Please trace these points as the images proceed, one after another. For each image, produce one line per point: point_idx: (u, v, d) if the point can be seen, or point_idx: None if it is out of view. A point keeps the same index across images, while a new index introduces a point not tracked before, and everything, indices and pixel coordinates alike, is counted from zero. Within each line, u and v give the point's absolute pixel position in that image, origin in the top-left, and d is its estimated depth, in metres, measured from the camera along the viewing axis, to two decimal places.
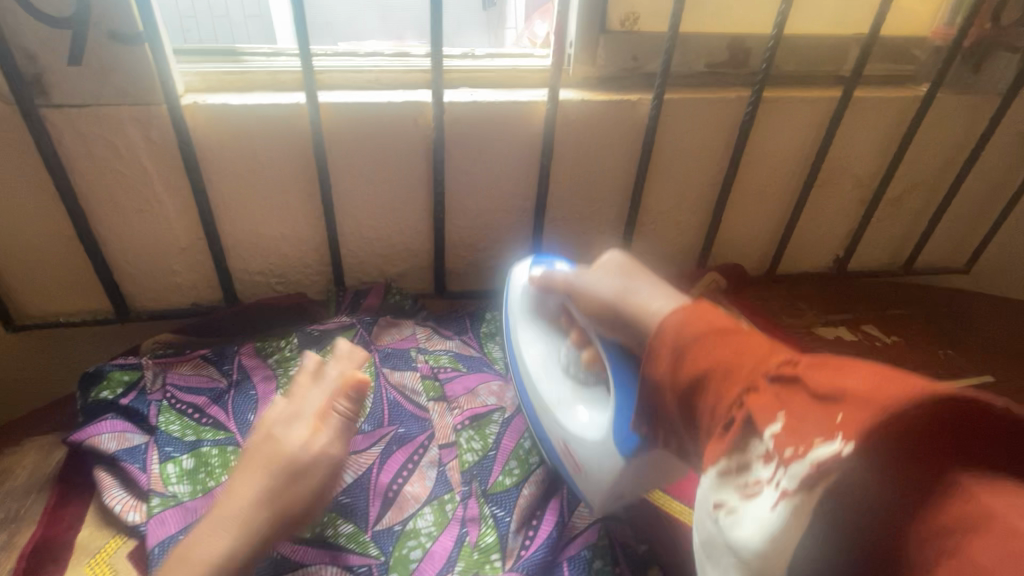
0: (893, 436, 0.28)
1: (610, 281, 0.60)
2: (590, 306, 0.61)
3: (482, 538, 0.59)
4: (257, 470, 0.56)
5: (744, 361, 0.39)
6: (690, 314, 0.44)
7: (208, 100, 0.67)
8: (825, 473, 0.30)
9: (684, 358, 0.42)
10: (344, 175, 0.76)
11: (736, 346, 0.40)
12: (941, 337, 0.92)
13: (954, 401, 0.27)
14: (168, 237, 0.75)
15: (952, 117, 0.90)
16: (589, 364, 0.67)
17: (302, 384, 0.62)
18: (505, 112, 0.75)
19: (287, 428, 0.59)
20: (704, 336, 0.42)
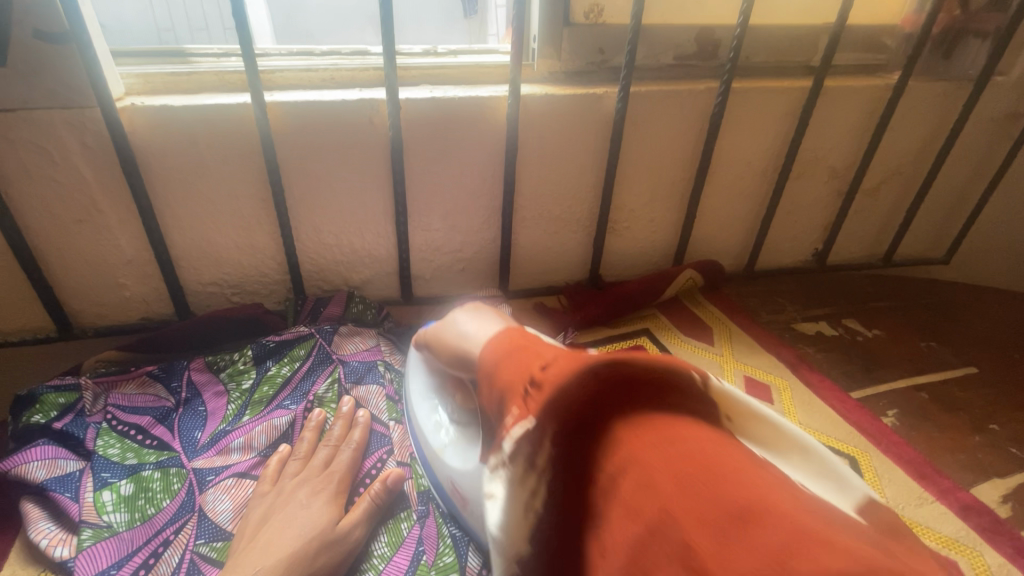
0: (573, 412, 0.34)
1: (459, 323, 0.57)
2: (446, 354, 0.58)
3: (439, 557, 0.55)
4: (286, 541, 0.50)
5: (515, 373, 0.39)
6: (503, 340, 0.45)
7: (149, 102, 0.64)
8: (526, 439, 0.35)
9: (495, 378, 0.42)
10: (298, 178, 0.72)
11: (516, 358, 0.41)
12: (925, 329, 0.90)
13: (616, 371, 0.34)
14: (111, 248, 0.70)
15: (926, 105, 0.89)
16: (463, 406, 0.59)
17: (319, 449, 0.61)
18: (467, 109, 0.72)
19: (308, 499, 0.55)
20: (504, 358, 0.42)
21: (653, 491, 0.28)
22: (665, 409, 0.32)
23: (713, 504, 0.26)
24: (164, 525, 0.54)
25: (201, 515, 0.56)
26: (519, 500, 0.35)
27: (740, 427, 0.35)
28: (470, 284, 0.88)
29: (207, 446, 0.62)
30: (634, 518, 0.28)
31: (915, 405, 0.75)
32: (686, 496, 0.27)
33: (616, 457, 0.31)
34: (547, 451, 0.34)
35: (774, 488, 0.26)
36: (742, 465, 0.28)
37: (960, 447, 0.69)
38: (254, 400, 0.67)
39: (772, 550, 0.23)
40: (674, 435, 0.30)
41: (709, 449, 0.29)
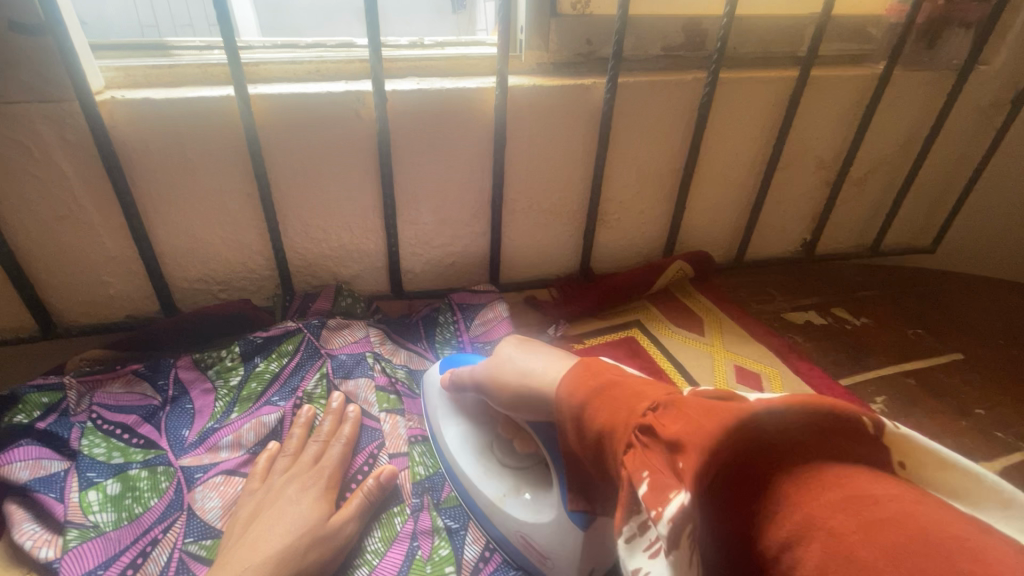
0: (723, 469, 0.33)
1: (513, 361, 0.55)
2: (502, 395, 0.55)
3: (435, 551, 0.56)
4: (277, 536, 0.50)
5: (618, 418, 0.40)
6: (578, 374, 0.46)
7: (129, 94, 0.62)
8: (683, 516, 0.31)
9: (585, 422, 0.43)
10: (284, 172, 0.71)
11: (613, 403, 0.41)
12: (912, 317, 0.91)
13: (749, 430, 0.33)
14: (94, 245, 0.69)
15: (911, 95, 0.89)
16: (521, 448, 0.59)
17: (308, 445, 0.60)
18: (454, 100, 0.72)
19: (298, 495, 0.54)
20: (591, 400, 0.43)
21: (828, 536, 0.28)
22: (842, 462, 0.32)
23: (925, 560, 0.24)
24: (152, 524, 0.54)
25: (190, 514, 0.55)
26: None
27: (920, 477, 0.33)
28: (461, 278, 0.88)
29: (195, 444, 0.61)
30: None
31: (903, 391, 0.76)
32: (876, 551, 0.26)
33: (788, 525, 0.30)
34: (706, 527, 0.31)
35: (998, 547, 0.25)
36: (955, 527, 0.26)
37: (947, 432, 0.70)
38: (242, 397, 0.66)
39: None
40: (848, 484, 0.30)
41: (890, 495, 0.29)
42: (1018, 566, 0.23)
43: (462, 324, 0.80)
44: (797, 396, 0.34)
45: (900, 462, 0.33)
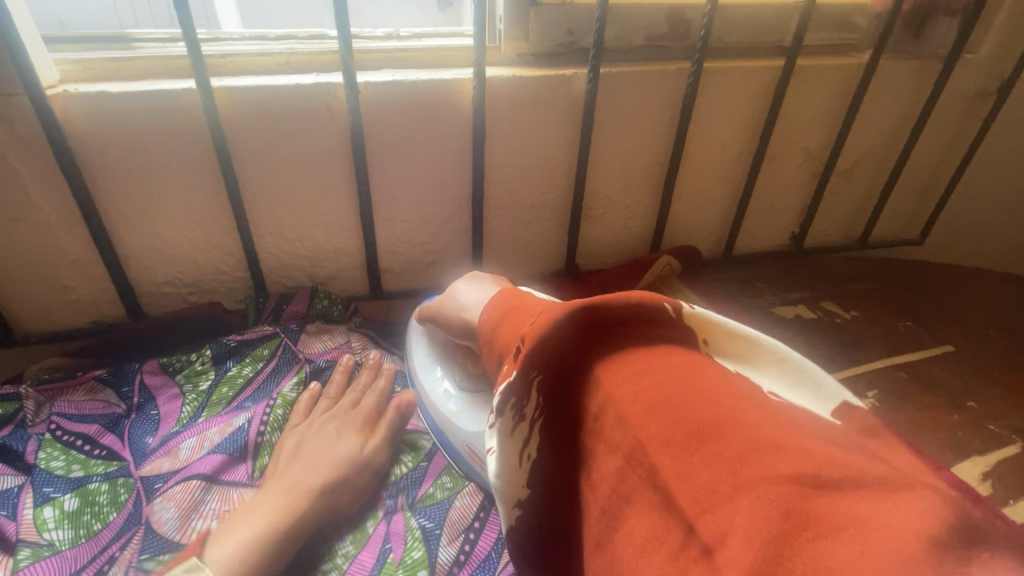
0: (561, 361, 0.39)
1: (464, 295, 0.60)
2: (455, 327, 0.61)
3: (407, 554, 0.53)
4: (323, 462, 0.56)
5: (512, 330, 0.44)
6: (498, 302, 0.48)
7: (84, 88, 0.59)
8: (515, 390, 0.38)
9: (495, 339, 0.45)
10: (254, 169, 0.68)
11: (511, 320, 0.45)
12: (903, 309, 0.90)
13: (585, 325, 0.39)
14: (53, 248, 0.66)
15: (898, 84, 0.88)
16: (472, 373, 0.63)
17: (347, 390, 0.66)
18: (430, 93, 0.69)
19: (338, 431, 0.60)
20: (501, 321, 0.46)
21: (622, 414, 0.35)
22: (647, 345, 0.39)
23: (674, 421, 0.34)
24: (111, 541, 0.51)
25: (147, 527, 0.52)
26: (517, 444, 0.39)
27: (717, 348, 0.42)
28: (443, 276, 0.85)
29: (156, 450, 0.58)
30: (613, 451, 0.35)
31: (894, 385, 0.74)
32: (651, 417, 0.34)
33: (597, 402, 0.37)
34: (536, 400, 0.38)
35: (729, 400, 0.34)
36: (705, 387, 0.35)
37: (939, 426, 0.68)
38: (212, 401, 0.63)
39: (705, 448, 0.32)
40: (650, 368, 0.37)
41: (682, 377, 0.36)
42: (736, 414, 0.33)
43: None
44: (629, 304, 0.41)
45: (702, 338, 0.42)
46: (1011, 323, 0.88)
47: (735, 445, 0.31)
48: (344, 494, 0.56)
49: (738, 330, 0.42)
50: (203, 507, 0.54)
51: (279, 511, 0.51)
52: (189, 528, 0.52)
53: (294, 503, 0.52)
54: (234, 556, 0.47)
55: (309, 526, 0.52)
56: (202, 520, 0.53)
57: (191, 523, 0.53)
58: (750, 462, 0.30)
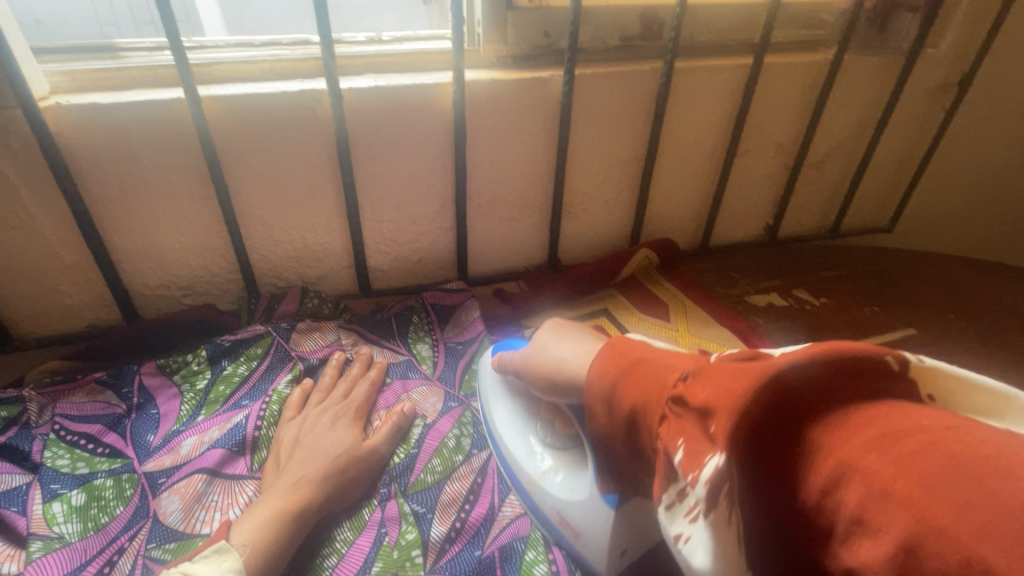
0: (755, 427, 0.33)
1: (550, 349, 0.59)
2: (537, 379, 0.59)
3: (402, 536, 0.56)
4: (321, 455, 0.58)
5: (652, 390, 0.40)
6: (608, 356, 0.46)
7: (75, 100, 0.61)
8: (711, 471, 0.33)
9: (614, 401, 0.43)
10: (242, 174, 0.70)
11: (641, 377, 0.42)
12: (871, 295, 0.94)
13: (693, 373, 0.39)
14: (48, 255, 0.68)
15: (864, 78, 0.91)
16: (560, 431, 0.61)
17: (339, 383, 0.69)
18: (412, 97, 0.72)
19: (332, 423, 0.63)
20: (623, 379, 0.43)
21: (867, 478, 0.29)
22: (860, 400, 0.32)
23: (818, 433, 0.32)
24: (119, 532, 0.54)
25: (152, 518, 0.55)
26: (722, 530, 0.34)
27: (950, 402, 0.34)
28: (429, 274, 0.88)
29: (159, 447, 0.60)
30: (874, 536, 0.28)
31: None
32: (782, 431, 0.33)
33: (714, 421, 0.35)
34: (707, 476, 0.34)
35: (842, 400, 0.33)
36: (832, 391, 0.33)
37: None
38: (209, 399, 0.66)
39: (863, 463, 0.29)
40: (875, 420, 0.31)
41: (914, 426, 0.30)
42: (874, 422, 0.31)
43: (436, 323, 0.81)
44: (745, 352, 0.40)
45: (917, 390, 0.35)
46: (971, 306, 0.92)
47: (894, 451, 0.29)
48: (345, 485, 0.58)
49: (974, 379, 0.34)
50: (205, 499, 0.57)
51: (288, 501, 0.54)
52: (193, 519, 0.55)
53: (298, 495, 0.54)
54: (252, 527, 0.50)
55: (313, 516, 0.55)
56: (205, 511, 0.56)
57: (194, 514, 0.56)
58: (924, 460, 0.28)
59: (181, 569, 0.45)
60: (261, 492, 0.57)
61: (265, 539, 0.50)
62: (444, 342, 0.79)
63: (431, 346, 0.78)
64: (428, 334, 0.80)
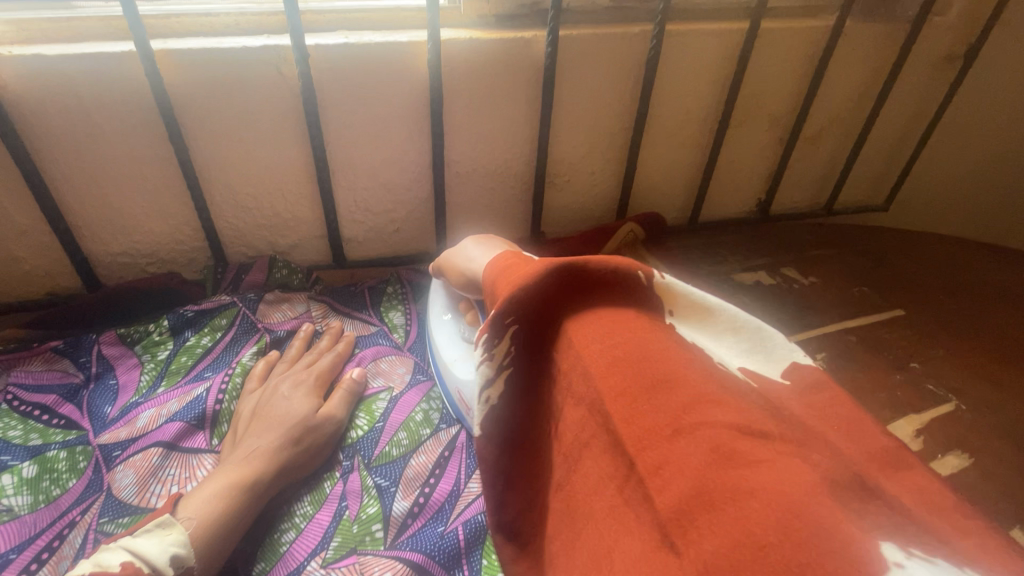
0: (536, 314, 0.41)
1: (467, 250, 0.61)
2: (456, 277, 0.61)
3: (363, 510, 0.55)
4: (274, 427, 0.57)
5: (505, 282, 0.43)
6: (502, 262, 0.46)
7: (19, 51, 0.57)
8: (492, 333, 0.41)
9: (492, 295, 0.45)
10: (204, 136, 0.67)
11: (509, 273, 0.44)
12: (860, 275, 0.92)
13: (568, 278, 0.41)
14: (1, 218, 0.65)
15: (865, 47, 0.87)
16: (472, 324, 0.64)
17: (303, 355, 0.67)
18: (384, 57, 0.67)
19: (290, 391, 0.61)
20: (497, 277, 0.45)
21: (600, 381, 0.37)
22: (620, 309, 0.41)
23: (638, 388, 0.35)
24: (71, 506, 0.52)
25: (106, 492, 0.53)
26: (483, 382, 0.43)
27: (680, 314, 0.45)
28: (408, 246, 0.86)
29: (116, 420, 0.58)
30: (578, 401, 0.38)
31: (843, 347, 0.77)
32: (622, 387, 0.36)
33: (566, 358, 0.40)
34: (508, 345, 0.42)
35: (691, 368, 0.36)
36: (669, 353, 0.37)
37: (880, 387, 0.71)
38: (170, 370, 0.64)
39: (687, 429, 0.33)
40: (616, 327, 0.39)
41: (647, 348, 0.37)
42: (720, 402, 0.34)
43: (409, 293, 0.79)
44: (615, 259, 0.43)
45: (668, 305, 0.44)
46: (961, 287, 0.90)
47: (718, 427, 0.32)
48: (300, 457, 0.56)
49: (704, 301, 0.45)
50: (162, 473, 0.55)
51: (239, 476, 0.52)
52: (148, 493, 0.54)
53: (253, 469, 0.53)
54: (202, 506, 0.49)
55: (269, 487, 0.54)
56: (161, 485, 0.55)
57: (149, 487, 0.54)
58: (750, 451, 0.31)
59: (122, 543, 0.43)
60: (216, 468, 0.55)
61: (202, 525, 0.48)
62: (417, 312, 0.77)
63: (403, 315, 0.77)
64: (401, 304, 0.78)
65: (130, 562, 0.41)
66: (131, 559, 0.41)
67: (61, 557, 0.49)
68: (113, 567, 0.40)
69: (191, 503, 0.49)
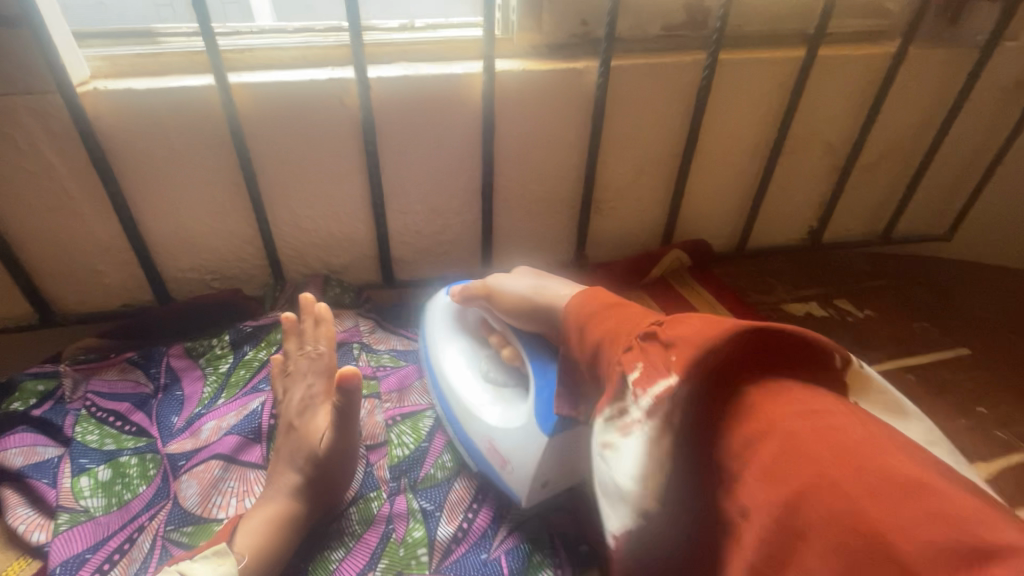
0: (716, 372, 0.38)
1: (518, 283, 0.64)
2: (508, 307, 0.63)
3: (409, 532, 0.57)
4: (298, 456, 0.57)
5: (621, 327, 0.46)
6: (587, 297, 0.52)
7: (113, 85, 0.62)
8: (669, 396, 0.38)
9: (585, 332, 0.49)
10: (270, 162, 0.71)
11: (614, 321, 0.48)
12: (920, 309, 0.88)
13: (752, 338, 0.38)
14: (87, 235, 0.70)
15: (928, 73, 0.83)
16: (510, 360, 0.65)
17: (300, 359, 0.64)
18: (440, 87, 0.70)
19: (302, 413, 0.60)
20: (598, 314, 0.50)
21: (804, 460, 0.33)
22: (797, 379, 0.38)
23: (840, 456, 0.32)
24: (140, 511, 0.56)
25: (172, 501, 0.56)
26: (662, 457, 0.38)
27: (859, 398, 0.40)
28: (455, 267, 0.88)
29: (181, 430, 0.62)
30: (779, 487, 0.33)
31: (903, 387, 0.74)
32: (846, 470, 0.31)
33: (759, 429, 0.36)
34: (682, 414, 0.38)
35: (899, 452, 0.31)
36: (883, 439, 0.32)
37: (944, 431, 0.68)
38: (230, 383, 0.67)
39: (939, 521, 0.27)
40: (801, 400, 0.36)
41: (845, 425, 0.33)
42: (938, 488, 0.29)
43: None
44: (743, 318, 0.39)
45: (854, 390, 0.40)
46: None
47: (951, 519, 0.27)
48: (327, 483, 0.57)
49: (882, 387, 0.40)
50: (222, 484, 0.59)
51: (275, 510, 0.54)
52: (210, 504, 0.57)
53: (287, 500, 0.55)
54: (249, 538, 0.52)
55: (311, 515, 0.55)
56: (221, 496, 0.58)
57: (211, 498, 0.57)
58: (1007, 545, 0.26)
59: (180, 568, 0.47)
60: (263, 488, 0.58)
61: (250, 557, 0.50)
62: None
63: None
64: None
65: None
66: None
67: (131, 560, 0.52)
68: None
69: (243, 533, 0.52)
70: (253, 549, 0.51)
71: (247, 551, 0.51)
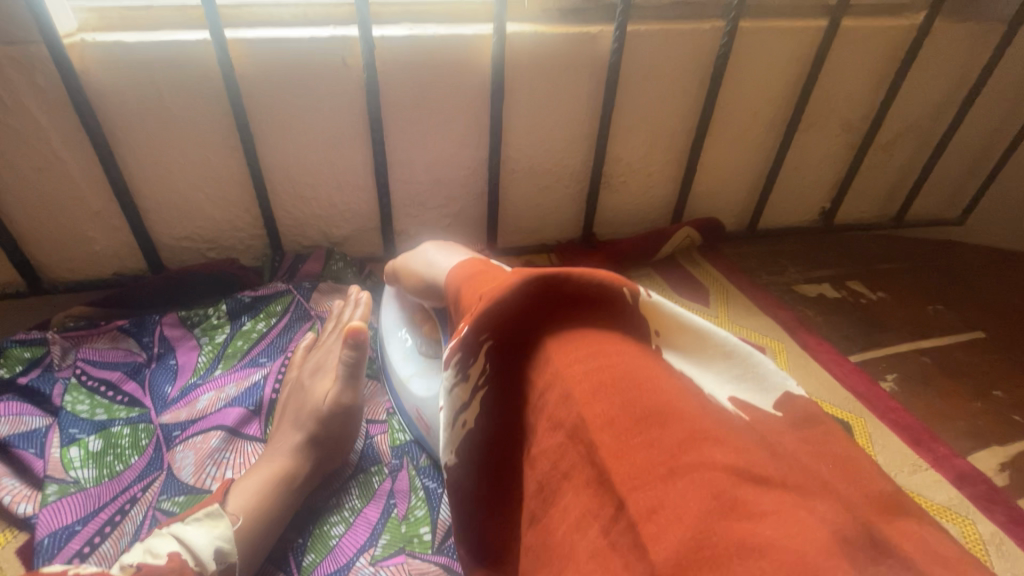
0: (515, 327, 0.33)
1: (426, 256, 0.57)
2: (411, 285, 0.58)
3: (411, 511, 0.54)
4: (306, 414, 0.55)
5: (477, 290, 0.36)
6: (467, 269, 0.41)
7: (101, 37, 0.59)
8: (467, 349, 0.34)
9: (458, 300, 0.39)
10: (268, 124, 0.67)
11: (477, 279, 0.38)
12: (934, 292, 0.86)
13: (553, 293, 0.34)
14: (77, 200, 0.67)
15: (952, 48, 0.81)
16: (429, 337, 0.60)
17: (330, 334, 0.64)
18: (447, 49, 0.67)
19: (312, 378, 0.59)
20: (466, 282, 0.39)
21: (577, 404, 0.29)
22: (608, 329, 0.33)
23: (627, 417, 0.28)
24: (132, 482, 0.53)
25: (166, 472, 0.54)
26: (461, 407, 0.35)
27: (677, 341, 0.36)
28: (458, 241, 0.85)
29: (176, 400, 0.60)
30: (556, 427, 0.31)
31: (917, 369, 0.72)
32: (611, 407, 0.29)
33: (556, 382, 0.31)
34: (484, 364, 0.34)
35: (685, 401, 0.30)
36: (666, 386, 0.30)
37: (959, 415, 0.66)
38: (227, 354, 0.65)
39: (682, 467, 0.26)
40: (608, 350, 0.32)
41: (644, 373, 0.30)
42: (717, 439, 0.27)
43: None
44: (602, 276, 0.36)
45: (657, 326, 0.36)
46: None
47: (714, 469, 0.26)
48: (332, 441, 0.55)
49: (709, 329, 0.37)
50: (218, 455, 0.56)
51: (276, 470, 0.52)
52: (203, 474, 0.55)
53: (291, 462, 0.53)
54: (249, 498, 0.49)
55: (306, 478, 0.53)
56: (216, 467, 0.55)
57: (205, 468, 0.55)
58: (752, 499, 0.25)
59: (172, 530, 0.44)
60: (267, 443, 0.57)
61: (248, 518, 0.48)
62: None
63: None
64: None
65: (176, 553, 0.41)
66: (178, 548, 0.41)
67: (122, 533, 0.50)
68: (159, 559, 0.40)
69: (242, 493, 0.49)
70: (252, 509, 0.48)
71: (247, 511, 0.48)
